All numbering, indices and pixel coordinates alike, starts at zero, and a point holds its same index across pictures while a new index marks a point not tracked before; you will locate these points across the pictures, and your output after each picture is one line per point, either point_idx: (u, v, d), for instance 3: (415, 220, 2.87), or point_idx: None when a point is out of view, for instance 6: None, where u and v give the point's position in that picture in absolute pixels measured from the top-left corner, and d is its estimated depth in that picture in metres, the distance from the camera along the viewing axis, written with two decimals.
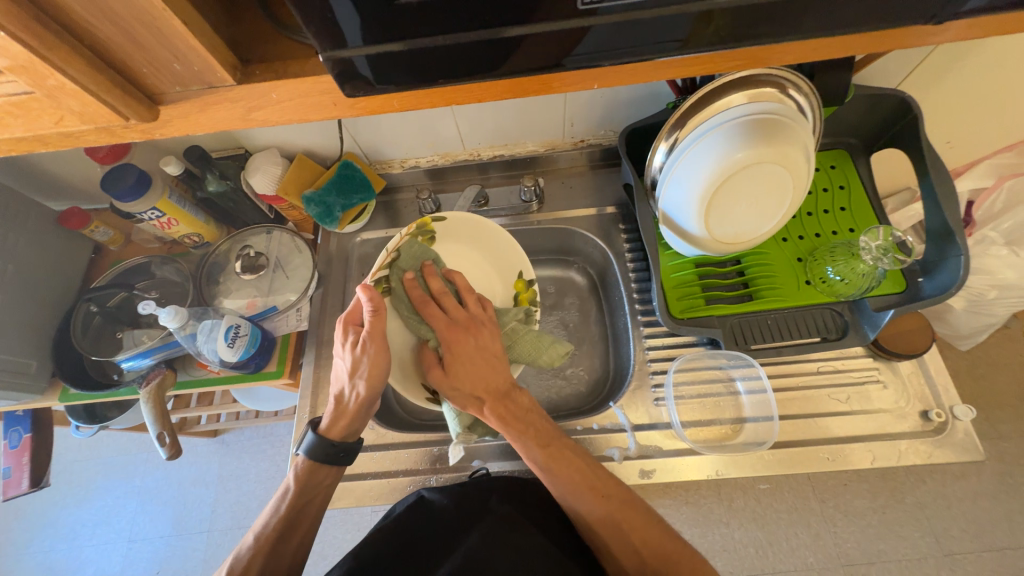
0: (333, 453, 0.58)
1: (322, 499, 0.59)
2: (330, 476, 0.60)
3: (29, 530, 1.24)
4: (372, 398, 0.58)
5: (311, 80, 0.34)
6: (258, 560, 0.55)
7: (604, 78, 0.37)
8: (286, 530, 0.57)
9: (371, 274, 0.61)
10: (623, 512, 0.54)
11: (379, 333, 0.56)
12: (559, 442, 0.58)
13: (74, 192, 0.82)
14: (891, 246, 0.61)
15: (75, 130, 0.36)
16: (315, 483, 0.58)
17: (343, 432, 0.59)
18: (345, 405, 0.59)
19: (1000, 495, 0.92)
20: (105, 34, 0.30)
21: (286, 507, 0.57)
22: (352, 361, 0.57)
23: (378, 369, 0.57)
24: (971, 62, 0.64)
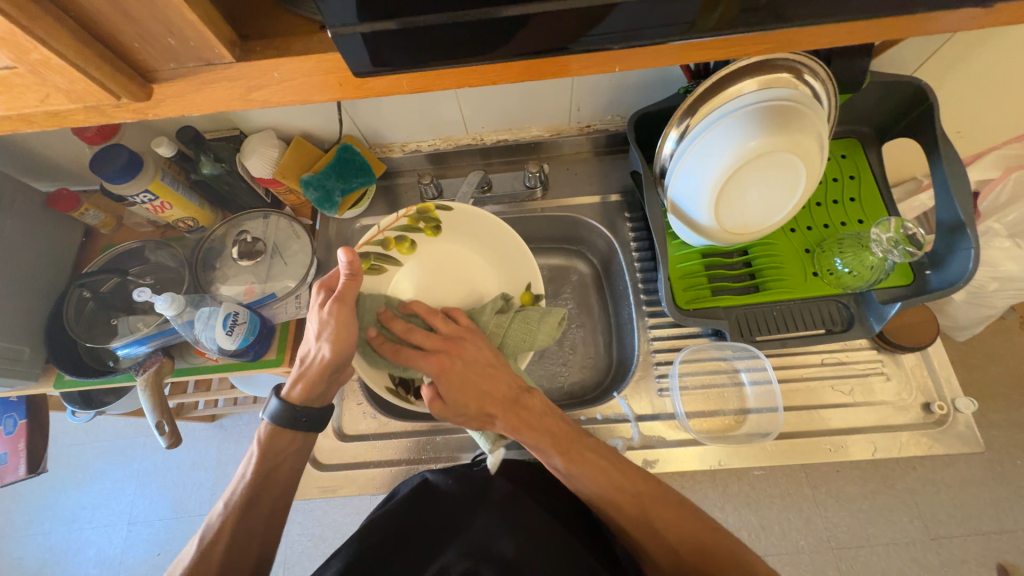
0: (294, 416, 0.56)
1: (290, 467, 0.58)
2: (298, 442, 0.59)
3: (28, 513, 1.24)
4: (338, 361, 0.56)
5: (314, 58, 0.32)
6: (230, 523, 0.54)
7: (624, 61, 0.35)
8: (255, 496, 0.56)
9: (359, 245, 0.67)
10: (653, 507, 0.55)
11: (351, 298, 0.55)
12: (580, 444, 0.57)
13: (62, 173, 0.79)
14: (902, 239, 0.59)
15: (62, 108, 0.33)
16: (281, 449, 0.57)
17: (307, 396, 0.57)
18: (306, 371, 0.56)
19: (988, 481, 0.93)
20: (92, 4, 0.28)
21: (253, 472, 0.56)
22: (318, 322, 0.56)
23: (344, 330, 0.55)
24: (991, 49, 0.62)
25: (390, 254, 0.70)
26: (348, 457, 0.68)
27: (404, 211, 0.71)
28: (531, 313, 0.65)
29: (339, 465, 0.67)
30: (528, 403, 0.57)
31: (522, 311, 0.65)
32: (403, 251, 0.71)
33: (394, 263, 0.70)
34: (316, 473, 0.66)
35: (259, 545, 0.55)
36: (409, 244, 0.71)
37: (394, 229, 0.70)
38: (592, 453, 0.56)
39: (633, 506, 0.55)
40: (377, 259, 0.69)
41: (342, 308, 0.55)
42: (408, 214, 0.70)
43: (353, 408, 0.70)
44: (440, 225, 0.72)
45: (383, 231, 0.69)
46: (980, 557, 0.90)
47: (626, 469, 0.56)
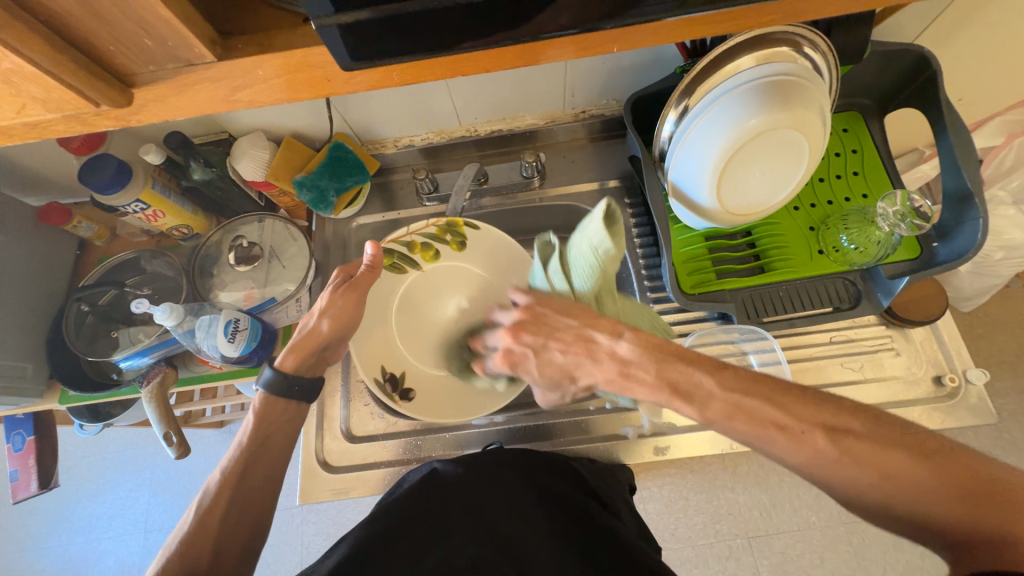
0: (287, 385, 0.54)
1: (285, 439, 0.54)
2: (291, 413, 0.55)
3: (44, 526, 1.25)
4: (332, 339, 0.58)
5: (300, 53, 0.31)
6: (226, 490, 0.49)
7: (622, 40, 0.34)
8: (251, 464, 0.51)
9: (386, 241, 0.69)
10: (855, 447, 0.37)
11: (364, 290, 0.60)
12: (700, 373, 0.43)
13: (51, 186, 0.78)
14: (909, 212, 0.58)
15: (40, 118, 0.32)
16: (275, 420, 0.54)
17: (298, 367, 0.56)
18: (294, 337, 0.57)
19: (996, 450, 0.93)
20: (63, 6, 0.26)
21: (249, 438, 0.52)
22: (325, 298, 0.59)
23: (347, 312, 0.58)
24: (994, 11, 0.60)
25: (413, 257, 0.72)
26: (358, 458, 0.67)
27: (435, 221, 0.72)
28: (571, 244, 0.48)
29: (350, 466, 0.67)
30: (622, 354, 0.45)
31: (559, 249, 0.49)
32: (426, 258, 0.72)
33: (415, 267, 0.72)
34: (327, 476, 0.66)
35: (252, 523, 0.49)
36: (433, 251, 0.72)
37: (422, 235, 0.71)
38: (709, 380, 0.42)
39: (808, 448, 0.38)
40: (400, 258, 0.70)
41: (358, 295, 0.60)
42: (438, 224, 0.71)
43: (360, 408, 0.70)
44: (465, 241, 0.73)
45: (412, 234, 0.71)
46: None
47: (793, 397, 0.40)
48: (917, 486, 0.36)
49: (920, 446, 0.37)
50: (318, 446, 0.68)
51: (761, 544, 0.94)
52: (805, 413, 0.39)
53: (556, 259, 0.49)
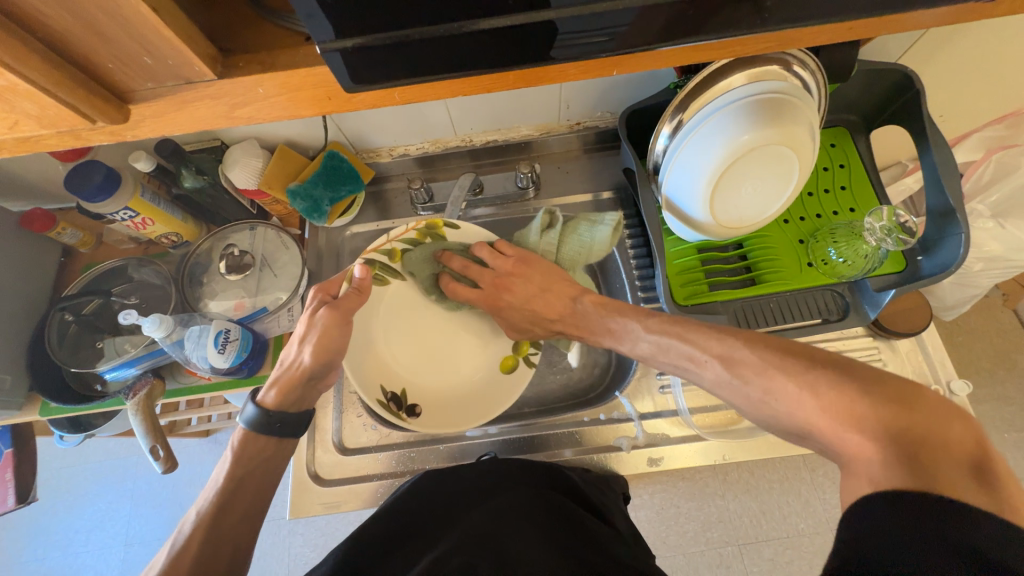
0: (268, 421, 0.52)
1: (266, 473, 0.52)
2: (271, 450, 0.53)
3: (19, 541, 1.21)
4: (316, 368, 0.56)
5: (302, 72, 0.31)
6: (202, 527, 0.47)
7: (622, 65, 0.35)
8: (229, 500, 0.49)
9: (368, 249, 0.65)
10: (780, 389, 0.41)
11: (348, 309, 0.58)
12: (630, 321, 0.57)
13: (34, 191, 0.76)
14: (895, 227, 0.59)
15: (32, 134, 0.32)
16: (253, 456, 0.51)
17: (281, 401, 0.54)
18: (283, 375, 0.56)
19: None
20: (61, 24, 0.26)
21: (227, 474, 0.50)
22: (306, 325, 0.57)
23: (330, 338, 0.56)
24: (974, 34, 0.63)
25: (394, 267, 0.68)
26: (350, 471, 0.67)
27: (414, 224, 0.68)
28: (585, 222, 0.67)
29: (342, 480, 0.66)
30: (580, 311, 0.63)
31: (562, 227, 0.68)
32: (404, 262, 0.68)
33: (397, 279, 0.68)
34: (318, 489, 0.65)
35: (232, 550, 0.47)
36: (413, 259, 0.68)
37: (401, 241, 0.67)
38: (638, 326, 0.56)
39: (715, 374, 0.47)
40: (381, 270, 0.67)
41: (340, 315, 0.58)
42: (416, 228, 0.67)
43: (353, 420, 0.69)
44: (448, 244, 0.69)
45: (392, 241, 0.67)
46: None
47: (700, 332, 0.50)
48: (796, 390, 0.39)
49: (806, 367, 0.40)
50: (310, 459, 0.67)
51: (751, 551, 0.95)
52: (709, 344, 0.48)
53: (557, 230, 0.68)
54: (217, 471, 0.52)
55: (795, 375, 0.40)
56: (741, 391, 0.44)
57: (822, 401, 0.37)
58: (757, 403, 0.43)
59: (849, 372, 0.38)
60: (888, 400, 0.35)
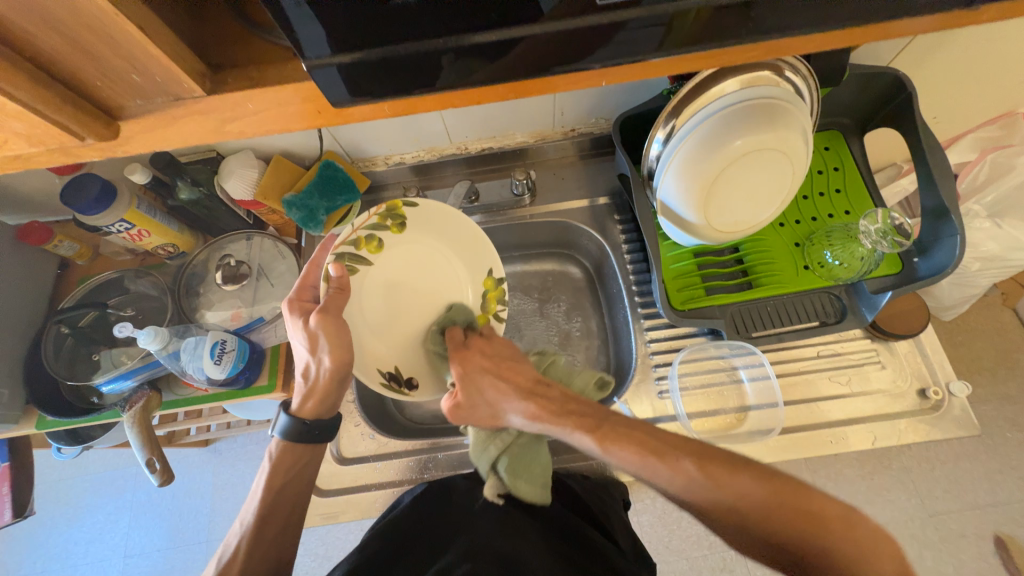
0: (307, 431, 0.55)
1: (301, 483, 0.55)
2: (306, 457, 0.56)
3: (18, 554, 1.20)
4: (341, 367, 0.54)
5: (292, 87, 0.31)
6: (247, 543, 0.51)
7: (611, 74, 0.35)
8: (269, 514, 0.53)
9: (335, 244, 0.61)
10: (746, 498, 0.41)
11: (338, 309, 0.55)
12: (597, 412, 0.50)
13: (31, 204, 0.76)
14: (890, 229, 0.60)
15: (23, 151, 0.32)
16: (288, 468, 0.54)
17: (319, 408, 0.56)
18: (315, 385, 0.55)
19: (1001, 467, 0.90)
20: (48, 43, 0.26)
21: (264, 488, 0.53)
22: (309, 338, 0.54)
23: (341, 338, 0.54)
24: (963, 37, 0.63)
25: (361, 255, 0.65)
26: (348, 481, 0.66)
27: (372, 210, 0.66)
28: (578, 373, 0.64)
29: (340, 490, 0.66)
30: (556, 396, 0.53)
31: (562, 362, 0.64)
32: (371, 251, 0.66)
33: (365, 265, 0.65)
34: (316, 499, 0.65)
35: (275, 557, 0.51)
36: (377, 242, 0.66)
37: (365, 228, 0.65)
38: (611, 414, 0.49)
39: (682, 476, 0.43)
40: (350, 261, 0.63)
41: (332, 319, 0.54)
42: (377, 211, 0.65)
43: (351, 429, 0.69)
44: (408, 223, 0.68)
45: (355, 230, 0.64)
46: (977, 530, 0.88)
47: (667, 433, 0.46)
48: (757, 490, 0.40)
49: (772, 472, 0.42)
50: None
51: None
52: (676, 445, 0.45)
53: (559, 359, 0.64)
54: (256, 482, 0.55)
55: (761, 478, 0.41)
56: (711, 496, 0.41)
57: (776, 505, 0.39)
58: (723, 509, 0.41)
59: (802, 487, 0.40)
60: (838, 514, 0.39)
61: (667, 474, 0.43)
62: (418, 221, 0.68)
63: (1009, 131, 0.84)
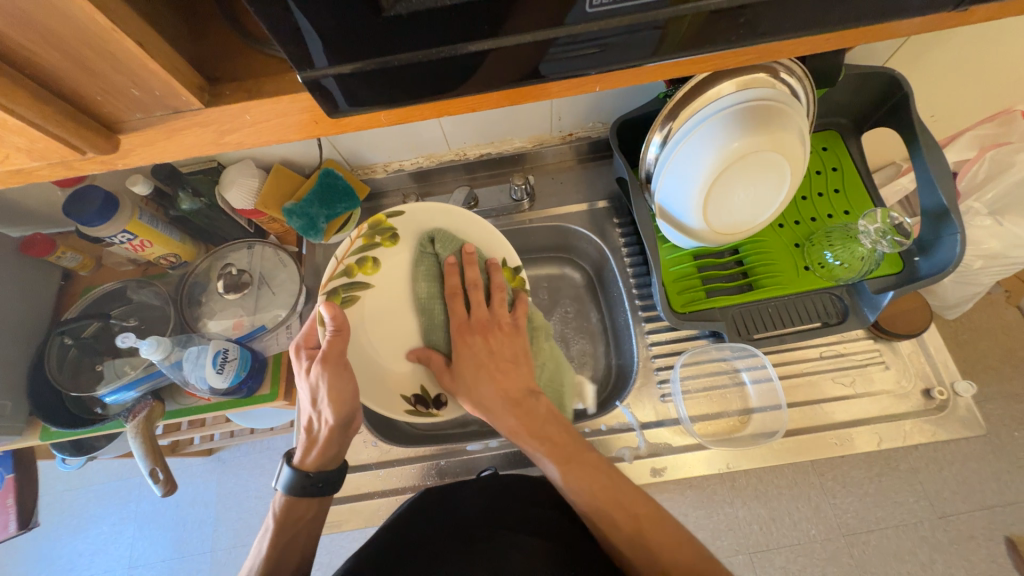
0: (309, 484, 0.56)
1: (310, 537, 0.56)
2: (313, 512, 0.57)
3: (24, 565, 1.20)
4: (344, 418, 0.55)
5: (289, 97, 0.32)
6: None
7: (605, 80, 0.35)
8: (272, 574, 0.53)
9: (324, 284, 0.61)
10: (667, 552, 0.49)
11: (337, 356, 0.54)
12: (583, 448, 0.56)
13: (35, 217, 0.77)
14: (890, 229, 0.60)
15: (25, 166, 0.32)
16: (300, 517, 0.56)
17: (320, 460, 0.57)
18: (318, 436, 0.56)
19: (1012, 467, 0.88)
20: (48, 59, 0.27)
21: (270, 546, 0.54)
22: (311, 389, 0.55)
23: (339, 389, 0.54)
24: (959, 34, 0.63)
25: (358, 280, 0.65)
26: (351, 488, 0.66)
27: (356, 232, 0.65)
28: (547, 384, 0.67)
29: (343, 498, 0.66)
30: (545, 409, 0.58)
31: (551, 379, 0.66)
32: (367, 273, 0.66)
33: (365, 289, 0.65)
34: None
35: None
36: (372, 263, 0.66)
37: (352, 254, 0.64)
38: (596, 456, 0.55)
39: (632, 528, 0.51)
40: (346, 291, 0.64)
41: (331, 369, 0.54)
42: (361, 233, 0.65)
43: (353, 437, 0.69)
44: (397, 232, 0.67)
45: (342, 260, 0.64)
46: (987, 531, 0.86)
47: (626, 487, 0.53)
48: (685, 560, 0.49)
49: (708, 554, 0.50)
50: None
51: (762, 559, 0.91)
52: (633, 502, 0.52)
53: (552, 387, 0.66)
54: (258, 539, 0.56)
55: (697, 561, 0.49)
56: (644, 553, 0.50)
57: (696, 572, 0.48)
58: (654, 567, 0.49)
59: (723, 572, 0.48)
60: None
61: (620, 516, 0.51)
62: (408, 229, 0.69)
63: (1008, 127, 0.83)
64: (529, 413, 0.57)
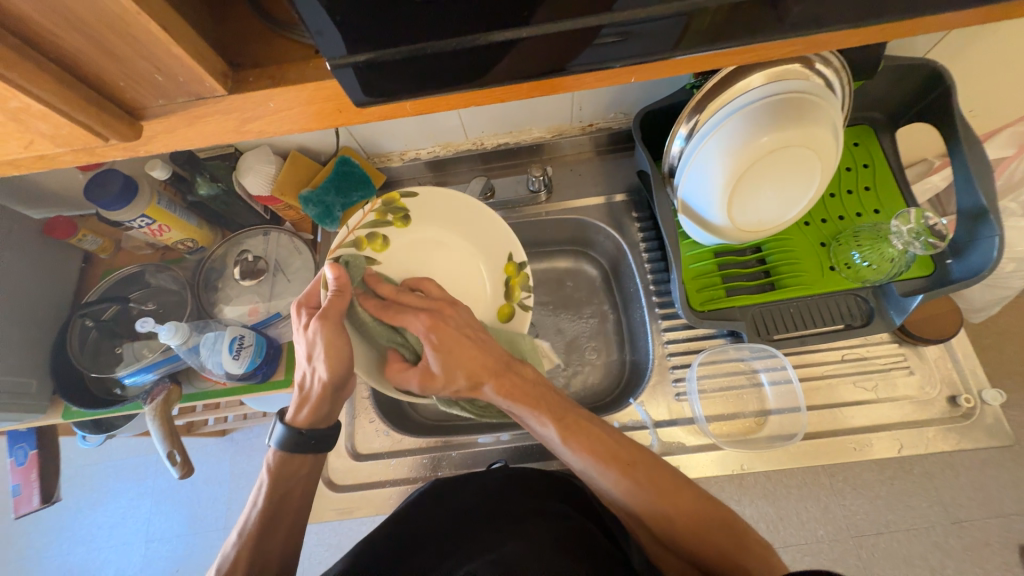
0: (301, 441, 0.56)
1: (301, 495, 0.58)
2: (307, 466, 0.58)
3: (47, 534, 1.25)
4: (337, 377, 0.55)
5: (313, 85, 0.31)
6: (247, 550, 0.53)
7: (639, 71, 0.34)
8: (268, 526, 0.54)
9: (332, 249, 0.62)
10: (666, 494, 0.51)
11: (336, 316, 0.54)
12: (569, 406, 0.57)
13: (57, 199, 0.78)
14: (924, 230, 0.58)
15: (48, 151, 0.32)
16: (291, 475, 0.57)
17: (313, 418, 0.57)
18: (311, 394, 0.56)
19: None
20: (71, 43, 0.26)
21: (265, 499, 0.55)
22: (307, 344, 0.55)
23: (336, 348, 0.54)
24: (1009, 25, 0.59)
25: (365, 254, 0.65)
26: (364, 476, 0.67)
27: (370, 207, 0.66)
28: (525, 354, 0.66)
29: (355, 485, 0.66)
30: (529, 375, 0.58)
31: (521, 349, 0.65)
32: (375, 250, 0.66)
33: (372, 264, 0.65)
34: (331, 495, 0.65)
35: (283, 557, 0.55)
36: (382, 240, 0.67)
37: (363, 227, 0.65)
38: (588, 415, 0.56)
39: (626, 482, 0.52)
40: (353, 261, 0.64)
41: (328, 327, 0.54)
42: (375, 208, 0.66)
43: (366, 425, 0.69)
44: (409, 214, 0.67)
45: (353, 231, 0.65)
46: (1001, 539, 0.84)
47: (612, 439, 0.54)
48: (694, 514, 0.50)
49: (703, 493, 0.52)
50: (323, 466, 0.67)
51: None
52: (621, 451, 0.53)
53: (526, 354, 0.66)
54: (254, 491, 0.56)
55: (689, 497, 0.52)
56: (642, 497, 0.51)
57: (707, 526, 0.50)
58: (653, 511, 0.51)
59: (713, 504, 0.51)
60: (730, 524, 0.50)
61: (615, 475, 0.52)
62: (419, 212, 0.68)
63: None
64: (515, 380, 0.56)
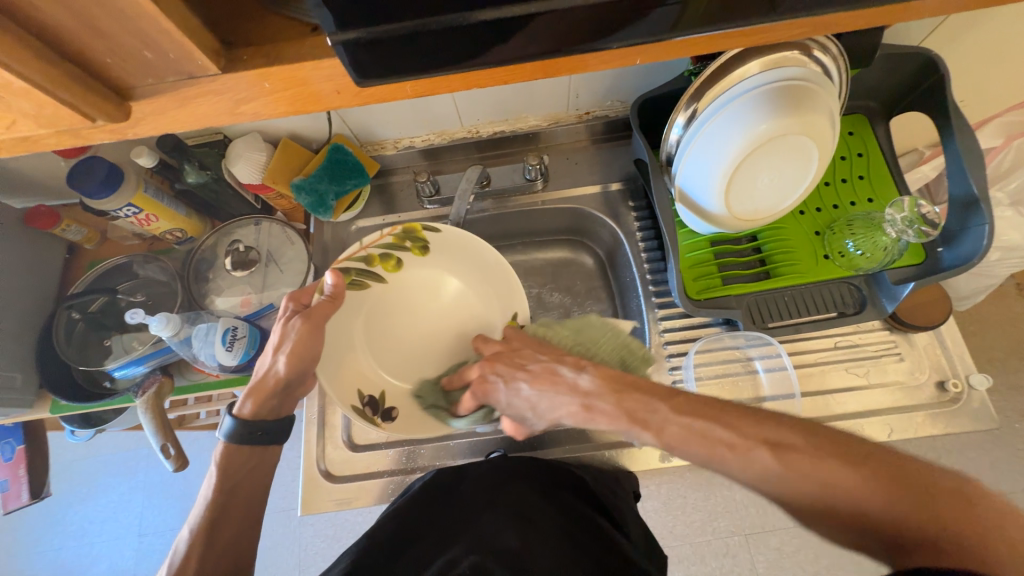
0: (248, 432, 0.54)
1: (252, 485, 0.54)
2: (255, 460, 0.55)
3: (36, 530, 1.23)
4: (293, 377, 0.55)
5: (310, 65, 0.30)
6: (198, 548, 0.49)
7: (645, 53, 0.33)
8: (219, 520, 0.51)
9: (339, 261, 0.63)
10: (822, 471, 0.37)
11: (321, 317, 0.56)
12: (656, 401, 0.46)
13: (39, 188, 0.75)
14: (917, 218, 0.58)
15: (32, 133, 0.31)
16: (238, 468, 0.53)
17: (258, 411, 0.55)
18: (257, 384, 0.55)
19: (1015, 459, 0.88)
20: (55, 16, 0.25)
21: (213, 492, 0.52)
22: (279, 334, 0.55)
23: (311, 347, 0.56)
24: (1003, 13, 0.60)
25: (373, 271, 0.67)
26: (360, 467, 0.66)
27: (390, 230, 0.67)
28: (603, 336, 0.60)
29: (353, 476, 0.66)
30: (584, 387, 0.50)
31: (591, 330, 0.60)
32: (386, 268, 0.68)
33: (377, 280, 0.67)
34: (328, 486, 0.65)
35: None
36: (395, 260, 0.68)
37: (377, 247, 0.66)
38: (665, 407, 0.45)
39: (758, 467, 0.39)
40: (358, 275, 0.65)
41: (311, 326, 0.56)
42: (393, 232, 0.66)
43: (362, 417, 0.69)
44: (427, 244, 0.69)
45: (366, 248, 0.66)
46: None
47: (731, 412, 0.42)
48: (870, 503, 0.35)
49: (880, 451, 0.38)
50: (320, 456, 0.67)
51: (757, 540, 0.90)
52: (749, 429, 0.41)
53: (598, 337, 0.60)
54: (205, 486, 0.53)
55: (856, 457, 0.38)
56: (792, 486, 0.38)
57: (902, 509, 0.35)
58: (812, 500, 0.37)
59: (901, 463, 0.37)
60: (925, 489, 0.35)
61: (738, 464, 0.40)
62: (441, 246, 0.69)
63: None
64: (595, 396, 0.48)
